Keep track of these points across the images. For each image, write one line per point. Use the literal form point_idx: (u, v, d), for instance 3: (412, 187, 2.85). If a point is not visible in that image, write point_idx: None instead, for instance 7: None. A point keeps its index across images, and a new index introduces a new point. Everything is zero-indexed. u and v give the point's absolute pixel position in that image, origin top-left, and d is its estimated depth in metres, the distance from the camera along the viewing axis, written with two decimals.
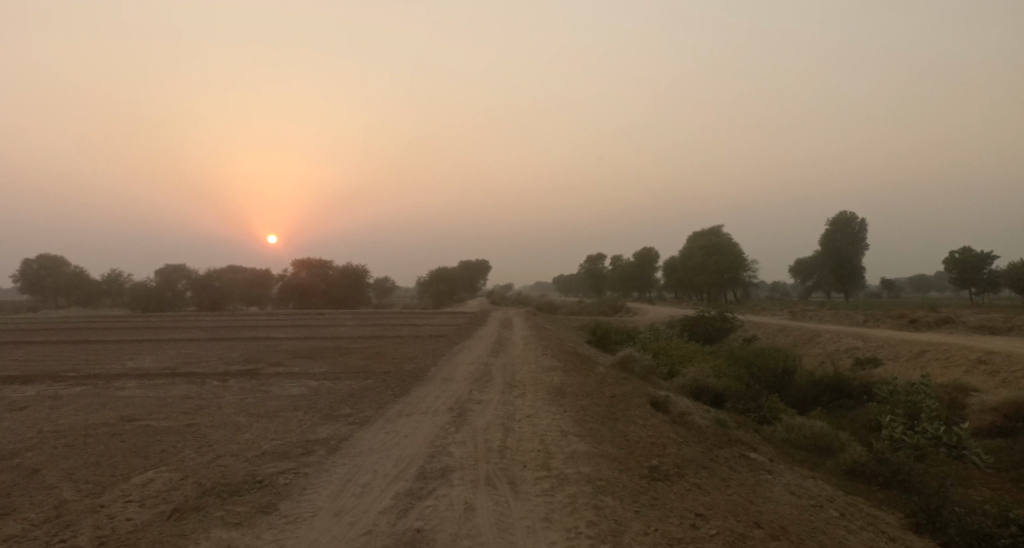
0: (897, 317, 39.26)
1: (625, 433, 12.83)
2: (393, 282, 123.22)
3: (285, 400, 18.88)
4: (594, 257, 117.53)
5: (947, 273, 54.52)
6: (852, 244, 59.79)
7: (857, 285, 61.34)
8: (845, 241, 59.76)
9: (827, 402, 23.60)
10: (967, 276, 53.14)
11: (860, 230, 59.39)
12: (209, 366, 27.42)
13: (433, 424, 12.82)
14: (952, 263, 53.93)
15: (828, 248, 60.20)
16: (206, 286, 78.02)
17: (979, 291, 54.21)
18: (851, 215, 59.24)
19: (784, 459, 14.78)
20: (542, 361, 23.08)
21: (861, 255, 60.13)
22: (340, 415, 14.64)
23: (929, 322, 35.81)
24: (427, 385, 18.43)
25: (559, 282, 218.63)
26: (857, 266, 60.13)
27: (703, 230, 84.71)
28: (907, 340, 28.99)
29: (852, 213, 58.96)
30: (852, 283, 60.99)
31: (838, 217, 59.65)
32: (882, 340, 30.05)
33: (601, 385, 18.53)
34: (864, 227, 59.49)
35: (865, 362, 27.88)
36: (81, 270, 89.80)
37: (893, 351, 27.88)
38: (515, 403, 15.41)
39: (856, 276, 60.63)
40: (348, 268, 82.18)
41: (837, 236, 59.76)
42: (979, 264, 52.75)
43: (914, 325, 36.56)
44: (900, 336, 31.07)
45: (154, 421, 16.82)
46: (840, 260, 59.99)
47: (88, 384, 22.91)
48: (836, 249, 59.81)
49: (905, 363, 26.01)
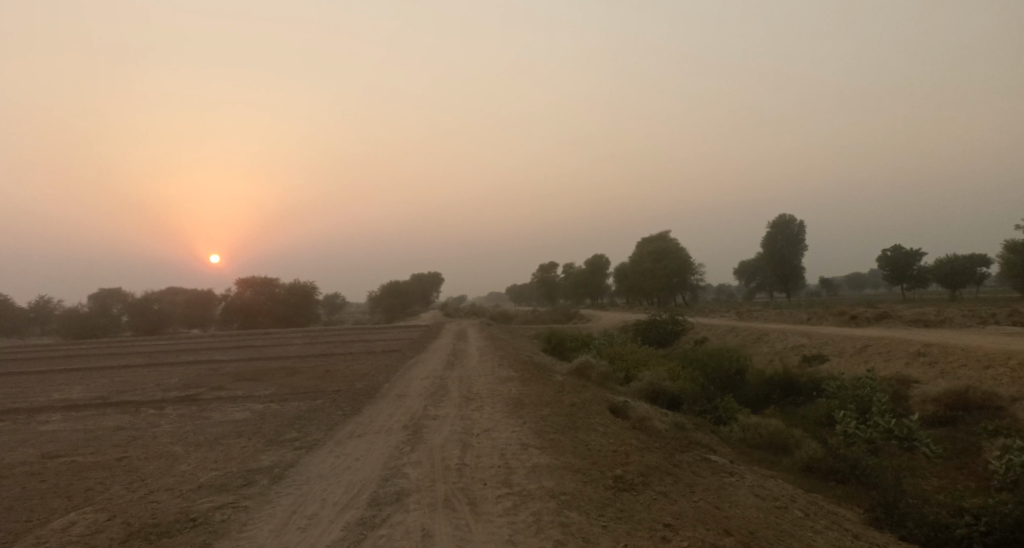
0: (840, 313, 39.98)
1: (586, 442, 12.41)
2: (341, 299, 121.14)
3: (227, 426, 17.90)
4: (543, 266, 117.73)
5: (882, 270, 56.03)
6: (792, 245, 60.96)
7: (799, 284, 62.59)
8: (786, 243, 60.93)
9: (779, 399, 23.68)
10: (900, 273, 54.54)
11: (800, 230, 60.63)
12: (147, 393, 26.06)
13: (386, 445, 12.17)
14: (886, 260, 55.35)
15: (770, 250, 61.31)
16: (145, 309, 75.16)
17: (912, 287, 55.70)
18: (790, 217, 60.40)
19: (744, 460, 14.57)
20: (497, 373, 22.55)
21: (801, 255, 61.38)
22: (287, 439, 13.85)
23: (871, 317, 36.51)
24: (378, 403, 17.70)
25: (508, 292, 218.46)
26: (798, 266, 61.33)
27: (649, 235, 85.56)
28: (850, 336, 29.42)
29: (791, 215, 60.17)
30: (794, 283, 62.17)
31: (778, 219, 60.80)
32: (827, 337, 30.44)
33: (558, 394, 18.13)
34: (803, 228, 60.75)
35: (811, 359, 28.15)
36: (10, 298, 85.69)
37: (839, 346, 28.22)
38: (471, 417, 14.84)
39: (798, 276, 61.83)
40: (293, 285, 80.26)
41: (778, 238, 60.88)
42: (910, 260, 54.24)
43: (857, 320, 37.24)
44: (844, 332, 31.54)
45: (83, 456, 15.69)
46: (782, 261, 61.11)
47: (12, 419, 21.43)
48: (778, 251, 60.91)
49: (850, 358, 26.33)
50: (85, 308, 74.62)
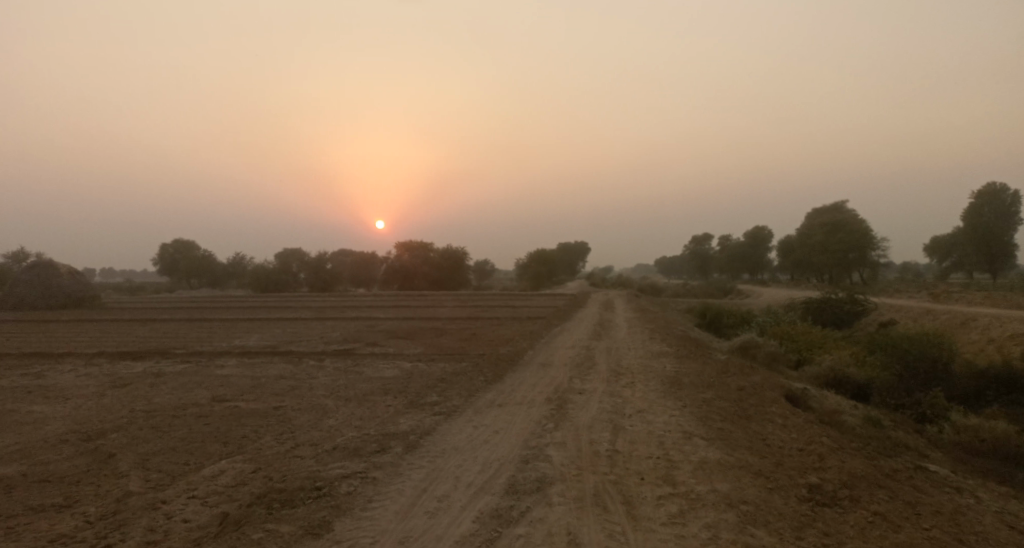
0: None
1: (762, 437, 10.66)
2: (494, 265, 122.86)
3: (376, 383, 17.59)
4: (701, 237, 112.63)
5: None
6: (1003, 219, 53.36)
7: (1007, 263, 54.92)
8: (996, 216, 53.35)
9: (992, 399, 20.31)
10: None
11: (1014, 202, 52.77)
12: (309, 345, 26.75)
13: (528, 418, 11.04)
14: None
15: (975, 224, 53.99)
16: (316, 268, 79.78)
17: None
18: (1002, 186, 52.85)
19: (958, 472, 12.19)
20: (653, 346, 20.84)
21: (1014, 230, 53.57)
22: (427, 403, 13.11)
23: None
24: (525, 371, 16.67)
25: (664, 265, 213.20)
26: (1009, 243, 53.82)
27: (824, 206, 79.02)
28: None
29: (1002, 184, 52.63)
30: (1001, 262, 54.66)
31: (987, 188, 53.41)
32: None
33: (722, 375, 16.20)
34: (1018, 200, 52.98)
35: None
36: (211, 252, 94.38)
37: None
38: (622, 394, 13.40)
39: (1006, 254, 54.29)
40: (448, 250, 81.68)
41: (986, 211, 53.45)
42: None
43: None
44: None
45: (243, 402, 15.81)
46: (990, 237, 53.70)
47: (190, 361, 22.52)
48: (985, 225, 53.50)
49: None
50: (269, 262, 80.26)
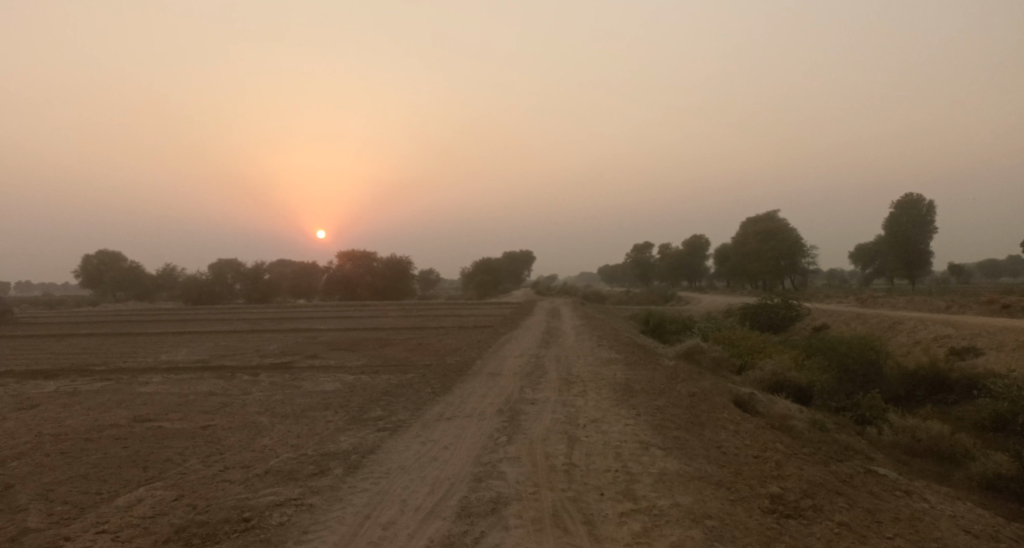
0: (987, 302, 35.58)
1: (719, 447, 10.38)
2: (436, 275, 121.60)
3: (314, 398, 16.72)
4: (640, 246, 114.07)
5: None
6: (919, 229, 55.37)
7: (924, 270, 56.92)
8: (912, 225, 55.30)
9: (925, 398, 20.79)
10: None
11: (929, 211, 54.99)
12: (243, 359, 25.55)
13: (478, 432, 10.49)
14: None
15: (892, 232, 55.94)
16: (254, 279, 77.46)
17: None
18: (918, 196, 54.89)
19: (906, 474, 12.19)
20: (600, 354, 20.50)
21: (928, 238, 55.81)
22: (370, 418, 12.41)
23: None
24: (471, 381, 16.09)
25: (603, 272, 215.28)
26: (924, 251, 55.79)
27: (757, 215, 80.91)
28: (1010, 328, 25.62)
29: (918, 194, 54.72)
30: (919, 269, 56.61)
31: (904, 199, 55.46)
32: (978, 328, 26.77)
33: (672, 381, 15.96)
34: (932, 209, 55.07)
35: (964, 352, 24.61)
36: (140, 264, 90.62)
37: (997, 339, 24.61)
38: (574, 403, 12.97)
39: (923, 261, 56.25)
40: (391, 259, 80.40)
41: (902, 221, 55.32)
42: None
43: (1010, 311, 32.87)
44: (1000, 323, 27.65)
45: (168, 421, 14.75)
46: (907, 245, 55.61)
47: (113, 378, 21.14)
48: (901, 234, 55.37)
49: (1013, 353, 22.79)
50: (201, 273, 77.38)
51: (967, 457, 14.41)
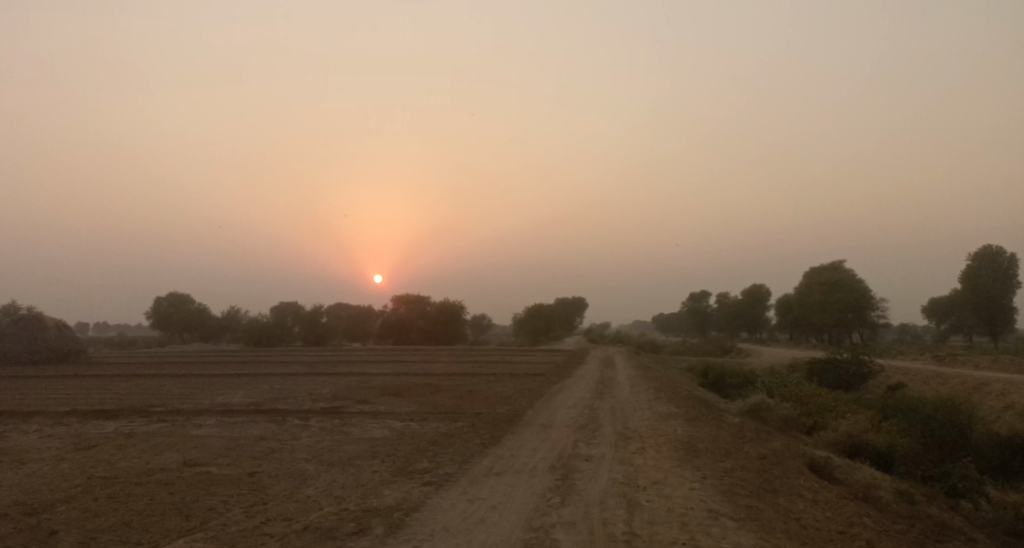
0: None
1: (796, 520, 9.52)
2: (490, 321, 121.29)
3: (363, 446, 16.24)
4: (698, 295, 111.86)
5: None
6: (1000, 283, 52.60)
7: (1005, 327, 53.93)
8: (992, 278, 52.55)
9: (1017, 469, 19.20)
10: None
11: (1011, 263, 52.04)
12: (296, 403, 25.33)
13: (530, 490, 9.83)
14: None
15: (971, 284, 53.01)
16: (312, 321, 78.30)
17: None
18: (998, 249, 52.31)
19: None
20: (660, 407, 19.55)
21: (1011, 292, 52.73)
22: (417, 470, 11.85)
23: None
24: (524, 433, 15.41)
25: (660, 323, 211.94)
26: (1006, 306, 52.89)
27: (821, 265, 78.56)
28: None
29: (998, 247, 52.10)
30: (1000, 326, 53.69)
31: (983, 251, 52.89)
32: None
33: (738, 440, 15.00)
34: (1014, 263, 52.37)
35: None
36: (205, 306, 92.90)
37: None
38: (633, 461, 12.20)
39: (1004, 317, 53.32)
40: (447, 304, 80.46)
41: (982, 274, 52.67)
42: None
43: None
44: None
45: (216, 465, 14.44)
46: (987, 300, 52.81)
47: (167, 419, 21.08)
48: (981, 288, 52.67)
49: None
50: (262, 316, 78.69)
51: None
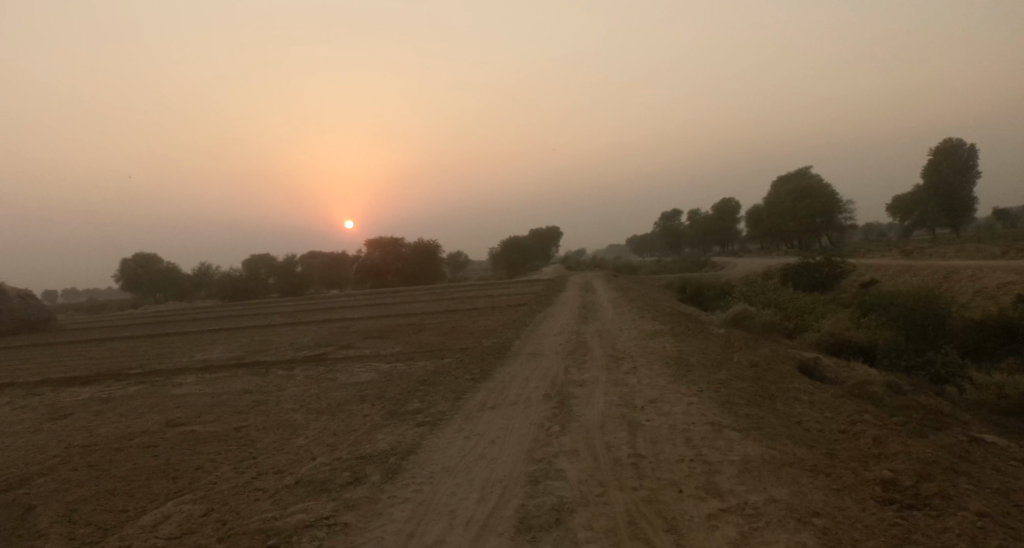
0: None
1: (797, 424, 9.39)
2: (466, 256, 120.75)
3: (350, 391, 15.85)
4: (670, 212, 111.94)
5: None
6: (961, 174, 52.76)
7: (968, 217, 54.53)
8: (953, 170, 52.65)
9: (993, 351, 19.53)
10: None
11: (971, 155, 52.35)
12: (277, 354, 24.84)
13: (527, 421, 9.55)
14: None
15: (934, 179, 53.27)
16: (286, 271, 77.11)
17: None
18: (958, 141, 52.27)
19: (1001, 439, 11.07)
20: (646, 325, 19.35)
21: (973, 183, 53.16)
22: (409, 411, 11.49)
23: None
24: (514, 364, 15.10)
25: (633, 244, 212.96)
26: (968, 197, 53.26)
27: (788, 172, 78.58)
28: None
29: (957, 138, 52.00)
30: (963, 217, 54.23)
31: (943, 144, 52.84)
32: None
33: (728, 351, 14.84)
34: (974, 152, 52.24)
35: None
36: (174, 265, 91.11)
37: None
38: (627, 382, 11.93)
39: (967, 207, 53.79)
40: (421, 242, 79.63)
41: (943, 167, 52.75)
42: None
43: None
44: None
45: (200, 423, 13.96)
46: (949, 192, 53.12)
47: (145, 381, 20.49)
48: (942, 181, 52.87)
49: None
50: (234, 270, 77.33)
51: None
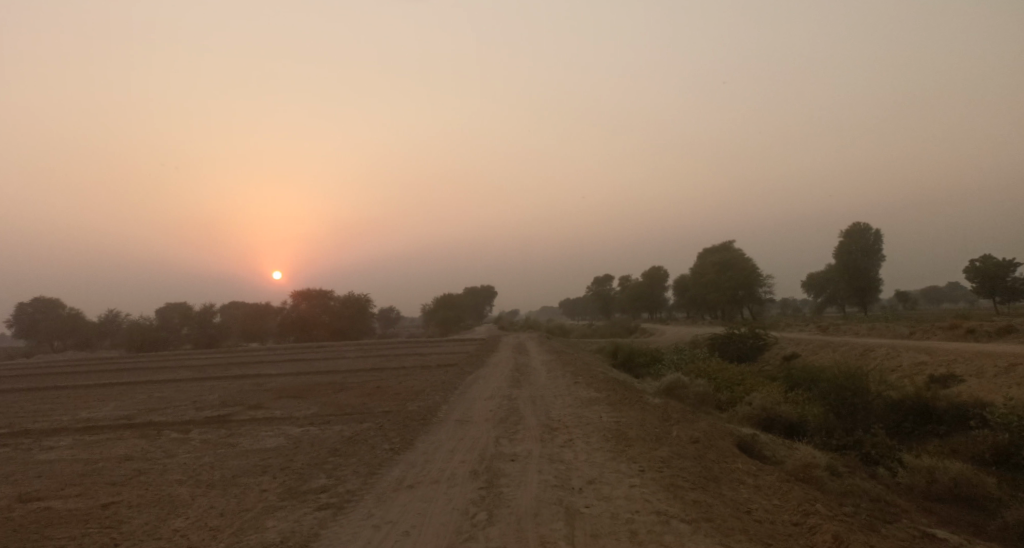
0: (951, 326, 34.74)
1: (750, 512, 8.48)
2: (395, 313, 118.18)
3: (251, 460, 14.13)
4: (600, 279, 113.05)
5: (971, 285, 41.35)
6: (869, 257, 54.82)
7: (876, 298, 56.43)
8: (861, 253, 54.68)
9: (914, 430, 19.28)
10: (993, 288, 40.23)
11: (876, 240, 54.62)
12: (176, 413, 22.59)
13: (449, 505, 8.29)
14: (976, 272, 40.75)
15: (845, 260, 55.04)
16: (202, 322, 73.25)
17: (1005, 302, 41.43)
18: (866, 225, 54.52)
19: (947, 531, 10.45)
20: (579, 392, 18.35)
21: (880, 265, 55.23)
22: (311, 489, 10.02)
23: (990, 330, 31.03)
24: (437, 432, 13.79)
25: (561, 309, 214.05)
26: (876, 278, 55.22)
27: (711, 245, 80.50)
28: (985, 351, 24.41)
29: (866, 223, 54.24)
30: (871, 297, 56.07)
31: (852, 228, 55.02)
32: (953, 353, 25.60)
33: (666, 424, 13.91)
34: (880, 238, 54.60)
35: (944, 376, 23.22)
36: (78, 311, 85.53)
37: (974, 361, 23.32)
38: (562, 458, 10.82)
39: (875, 289, 55.71)
40: (348, 297, 77.27)
41: (853, 249, 54.74)
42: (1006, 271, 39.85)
43: (974, 335, 32.02)
44: (974, 347, 26.54)
45: (63, 498, 12.06)
46: (858, 273, 54.94)
47: (15, 444, 18.08)
48: (852, 262, 54.72)
49: (992, 375, 21.49)
50: (144, 320, 72.93)
51: (992, 512, 12.83)
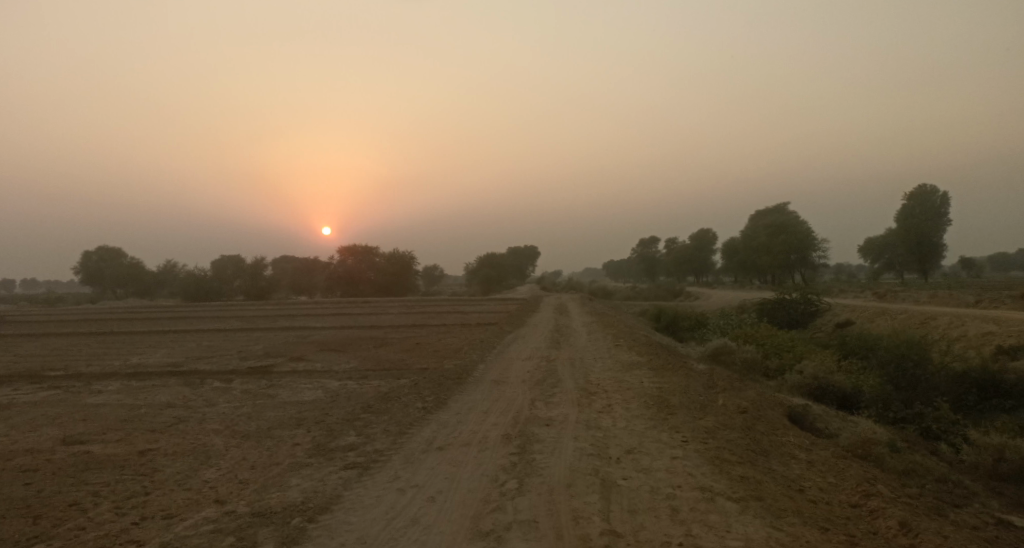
0: (1018, 296, 32.99)
1: (802, 490, 7.89)
2: (441, 270, 118.60)
3: (287, 411, 13.98)
4: (647, 240, 111.57)
5: None
6: (933, 222, 52.36)
7: (938, 265, 54.11)
8: (924, 217, 52.26)
9: (977, 404, 18.23)
10: None
11: (942, 204, 52.12)
12: (220, 362, 22.79)
13: (479, 470, 7.87)
14: None
15: (906, 226, 52.73)
16: (253, 275, 74.30)
17: None
18: (931, 189, 52.01)
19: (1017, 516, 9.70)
20: (622, 356, 17.78)
21: (943, 231, 52.82)
22: (339, 447, 9.73)
23: None
24: (473, 392, 13.39)
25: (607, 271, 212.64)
26: (938, 245, 52.86)
27: (765, 208, 78.28)
28: None
29: (932, 186, 51.66)
30: (932, 264, 53.75)
31: (917, 191, 52.53)
32: (1022, 325, 24.21)
33: (711, 392, 13.29)
34: (946, 202, 52.07)
35: (1011, 348, 21.95)
36: (136, 260, 87.78)
37: None
38: (601, 424, 10.31)
39: (937, 255, 53.38)
40: (394, 254, 77.50)
41: (915, 213, 52.36)
42: None
43: None
44: None
45: (101, 443, 12.06)
46: (920, 239, 52.60)
47: (64, 387, 18.35)
48: (914, 227, 52.39)
49: None
50: (197, 271, 74.33)
51: None
